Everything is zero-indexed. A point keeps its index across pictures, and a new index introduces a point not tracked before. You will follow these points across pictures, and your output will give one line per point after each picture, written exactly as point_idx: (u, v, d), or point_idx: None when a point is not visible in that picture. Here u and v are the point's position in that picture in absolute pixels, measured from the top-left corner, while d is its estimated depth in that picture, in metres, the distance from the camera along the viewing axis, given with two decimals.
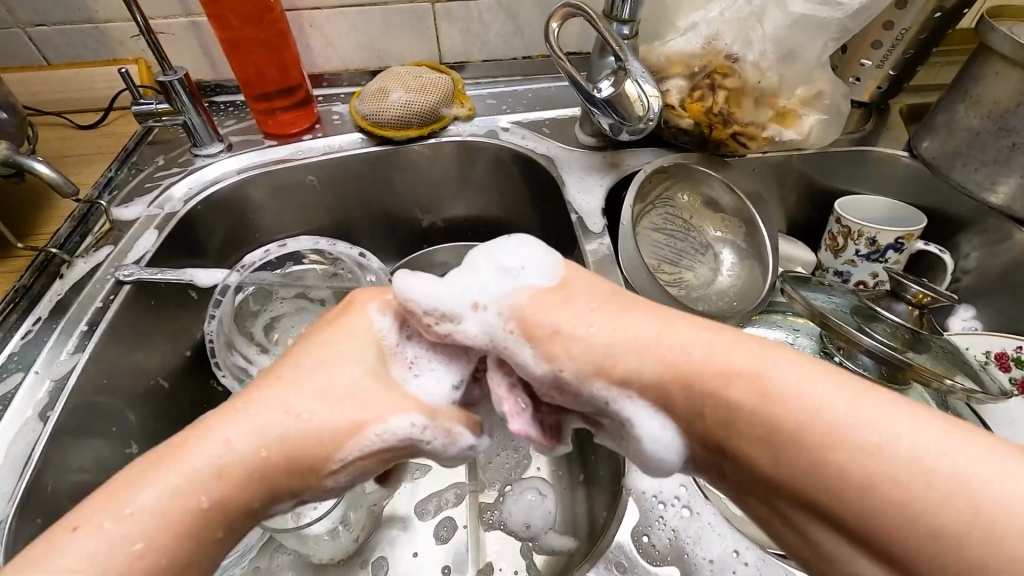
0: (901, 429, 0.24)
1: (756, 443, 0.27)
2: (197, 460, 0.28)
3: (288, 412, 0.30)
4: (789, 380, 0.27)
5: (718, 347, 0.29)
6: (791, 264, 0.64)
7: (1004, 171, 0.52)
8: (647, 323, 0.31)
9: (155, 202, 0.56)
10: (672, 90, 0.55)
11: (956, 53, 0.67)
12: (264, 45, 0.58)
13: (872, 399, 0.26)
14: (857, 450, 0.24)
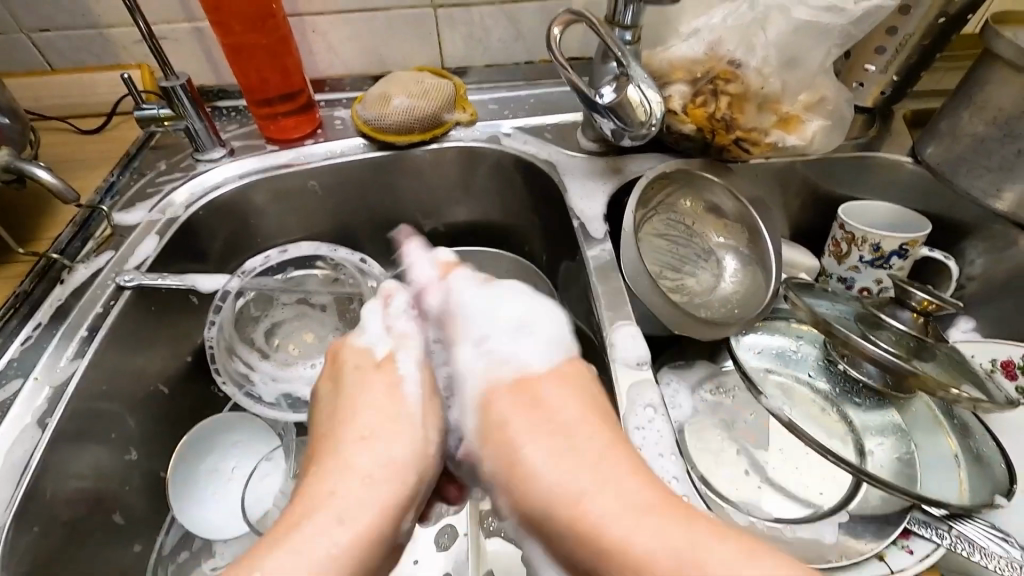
0: (709, 550, 0.30)
1: (552, 532, 0.35)
2: (345, 489, 0.36)
3: (362, 438, 0.39)
4: (631, 484, 0.34)
5: (575, 430, 0.38)
6: (794, 270, 0.63)
7: (1009, 178, 0.52)
8: (561, 426, 0.39)
9: (156, 207, 0.56)
10: (674, 95, 0.55)
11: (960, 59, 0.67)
12: (265, 51, 0.58)
13: (670, 528, 0.31)
14: (573, 508, 0.34)
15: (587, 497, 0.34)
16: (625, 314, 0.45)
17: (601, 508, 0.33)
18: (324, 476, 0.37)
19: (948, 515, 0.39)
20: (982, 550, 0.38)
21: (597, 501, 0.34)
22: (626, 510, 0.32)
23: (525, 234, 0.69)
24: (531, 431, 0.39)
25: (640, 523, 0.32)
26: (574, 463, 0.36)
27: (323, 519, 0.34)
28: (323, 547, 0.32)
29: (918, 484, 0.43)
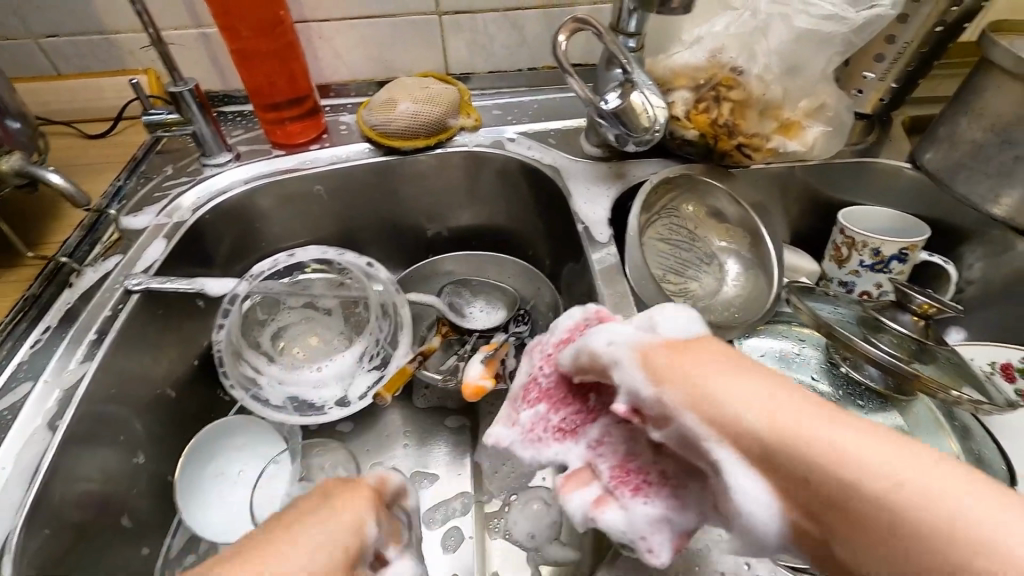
0: (966, 501, 0.21)
1: (822, 507, 0.23)
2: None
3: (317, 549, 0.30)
4: (849, 444, 0.23)
5: (756, 403, 0.26)
6: (795, 274, 0.64)
7: (1007, 183, 0.52)
8: (718, 397, 0.27)
9: (164, 210, 0.56)
10: (678, 101, 0.56)
11: (955, 66, 0.68)
12: (273, 56, 0.58)
13: (912, 458, 0.22)
14: (852, 472, 0.22)
15: (813, 442, 0.24)
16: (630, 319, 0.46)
17: (875, 457, 0.22)
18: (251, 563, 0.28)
19: None
20: None
21: (867, 458, 0.22)
22: (875, 441, 0.23)
23: (529, 238, 0.69)
24: (693, 372, 0.28)
25: (858, 438, 0.23)
26: (753, 396, 0.26)
27: None
28: None
29: None
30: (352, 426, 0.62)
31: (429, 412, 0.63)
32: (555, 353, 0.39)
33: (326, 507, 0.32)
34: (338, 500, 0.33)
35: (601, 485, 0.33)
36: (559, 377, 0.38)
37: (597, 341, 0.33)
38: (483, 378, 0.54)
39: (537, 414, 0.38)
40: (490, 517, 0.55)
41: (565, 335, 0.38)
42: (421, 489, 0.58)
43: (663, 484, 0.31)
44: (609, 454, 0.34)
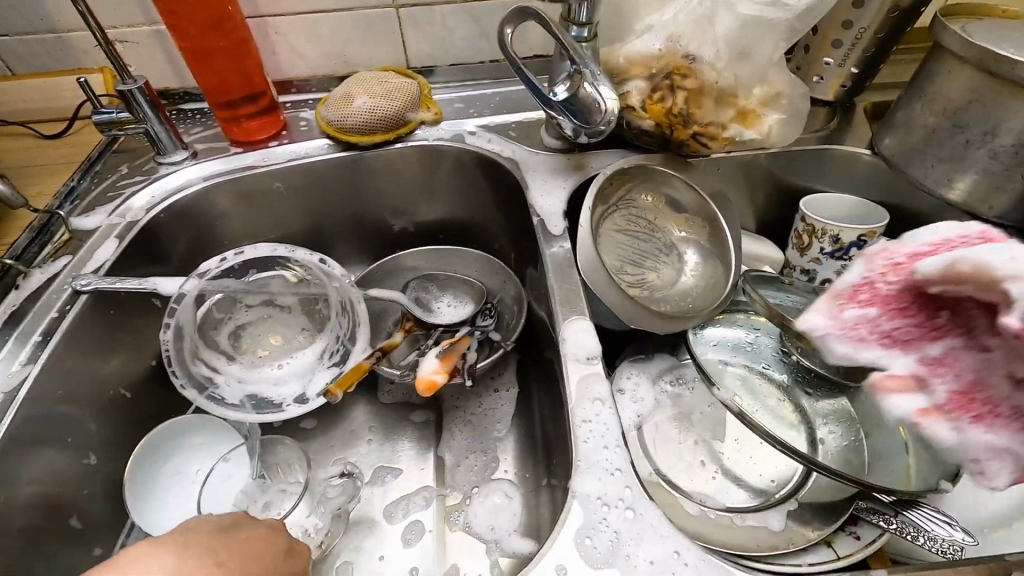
0: None
1: None
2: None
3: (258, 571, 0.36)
4: None
5: None
6: (758, 263, 0.64)
7: (959, 167, 0.52)
8: None
9: (116, 210, 0.56)
10: (632, 91, 0.56)
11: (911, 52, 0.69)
12: (225, 53, 0.57)
13: None
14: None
15: None
16: (578, 311, 0.46)
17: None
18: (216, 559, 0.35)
19: (894, 502, 0.41)
20: (927, 534, 0.39)
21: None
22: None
23: (494, 231, 0.69)
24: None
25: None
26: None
27: None
28: None
29: (867, 471, 0.43)
30: (315, 422, 0.61)
31: (394, 407, 0.63)
32: (910, 263, 0.34)
33: (287, 547, 0.39)
34: (298, 546, 0.40)
35: (932, 395, 0.31)
36: (907, 286, 0.34)
37: (992, 254, 0.29)
38: (437, 373, 0.54)
39: (866, 315, 0.35)
40: (452, 510, 0.55)
41: (932, 244, 0.34)
42: (383, 484, 0.58)
43: (1015, 417, 0.29)
44: (965, 368, 0.31)
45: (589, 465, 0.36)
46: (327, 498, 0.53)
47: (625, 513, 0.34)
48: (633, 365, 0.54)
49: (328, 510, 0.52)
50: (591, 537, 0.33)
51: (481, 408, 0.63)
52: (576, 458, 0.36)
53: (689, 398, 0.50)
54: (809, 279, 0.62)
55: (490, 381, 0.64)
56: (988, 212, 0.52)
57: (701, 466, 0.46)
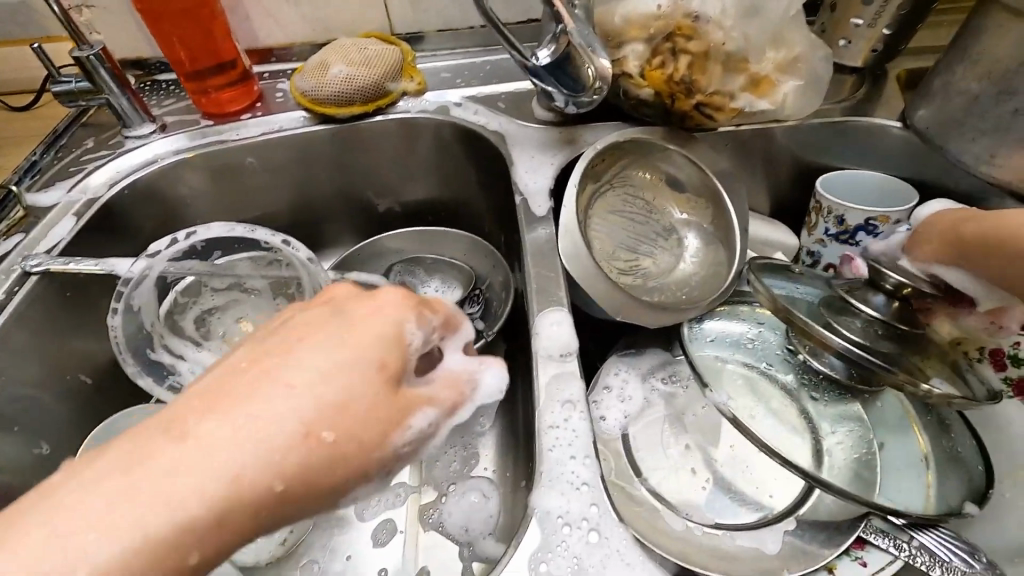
0: None
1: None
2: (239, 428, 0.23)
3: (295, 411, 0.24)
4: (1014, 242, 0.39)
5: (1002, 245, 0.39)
6: (768, 249, 0.58)
7: (1004, 142, 0.45)
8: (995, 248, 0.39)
9: (75, 187, 0.54)
10: (629, 56, 0.50)
11: (952, 12, 0.61)
12: (187, 17, 0.53)
13: None
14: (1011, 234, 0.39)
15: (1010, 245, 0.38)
16: (555, 301, 0.41)
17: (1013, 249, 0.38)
18: (207, 409, 0.24)
19: (908, 524, 0.36)
20: (944, 564, 0.34)
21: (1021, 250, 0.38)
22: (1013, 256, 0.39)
23: (483, 212, 0.65)
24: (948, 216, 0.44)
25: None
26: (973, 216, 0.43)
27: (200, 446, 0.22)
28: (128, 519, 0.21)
29: (877, 487, 0.38)
30: None
31: None
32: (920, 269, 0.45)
33: (333, 308, 0.27)
34: (344, 300, 0.28)
35: None
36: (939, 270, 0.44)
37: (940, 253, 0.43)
38: None
39: None
40: (427, 508, 0.52)
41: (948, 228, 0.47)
42: None
43: None
44: None
45: (551, 478, 0.32)
46: None
47: (585, 534, 0.30)
48: (622, 360, 0.48)
49: None
50: (545, 563, 0.29)
51: None
52: (537, 469, 0.32)
53: (682, 399, 0.46)
54: (813, 263, 0.57)
55: None
56: None
57: (690, 475, 0.41)
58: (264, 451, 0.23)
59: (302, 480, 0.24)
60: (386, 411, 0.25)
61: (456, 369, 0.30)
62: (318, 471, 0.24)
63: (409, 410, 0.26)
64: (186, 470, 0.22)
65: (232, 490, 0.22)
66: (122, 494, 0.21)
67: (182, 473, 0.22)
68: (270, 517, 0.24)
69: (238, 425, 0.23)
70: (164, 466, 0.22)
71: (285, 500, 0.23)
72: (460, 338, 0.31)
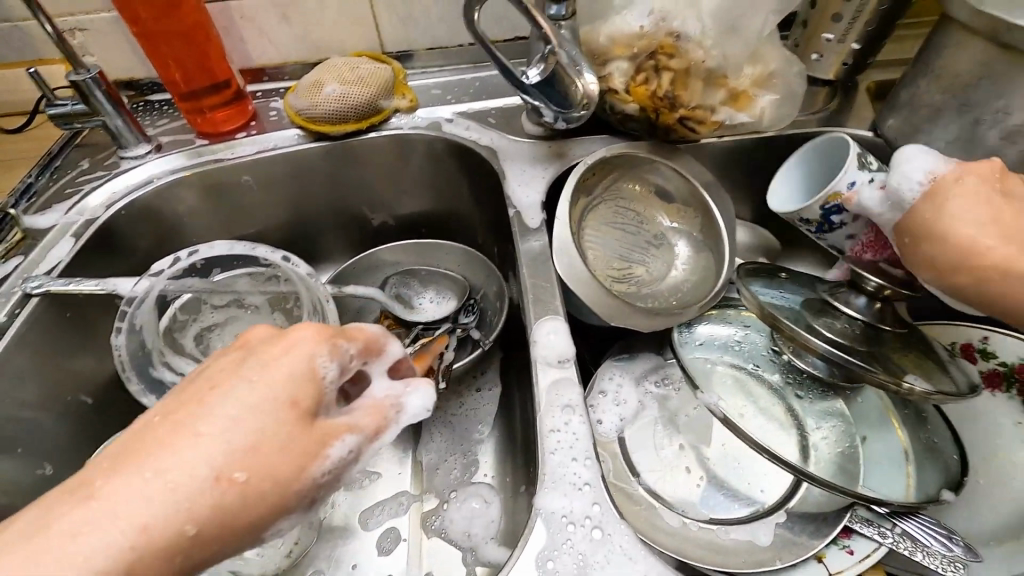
0: None
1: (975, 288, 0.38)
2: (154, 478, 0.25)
3: (205, 459, 0.26)
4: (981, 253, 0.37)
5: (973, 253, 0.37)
6: (753, 254, 0.60)
7: (969, 150, 0.48)
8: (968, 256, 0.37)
9: (73, 208, 0.54)
10: (615, 73, 0.52)
11: (916, 26, 0.65)
12: (182, 40, 0.54)
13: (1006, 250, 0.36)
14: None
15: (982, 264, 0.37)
16: (551, 310, 0.43)
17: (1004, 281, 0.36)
18: (124, 463, 0.26)
19: (890, 513, 0.38)
20: (924, 549, 0.36)
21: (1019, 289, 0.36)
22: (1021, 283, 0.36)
23: (476, 223, 0.66)
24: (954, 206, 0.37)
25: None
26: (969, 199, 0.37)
27: (116, 501, 0.25)
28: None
29: (860, 480, 0.40)
30: None
31: None
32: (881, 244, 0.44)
33: (245, 352, 0.29)
34: (255, 342, 0.30)
35: None
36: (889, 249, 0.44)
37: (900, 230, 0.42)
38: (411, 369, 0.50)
39: None
40: (429, 514, 0.53)
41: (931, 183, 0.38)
42: (360, 489, 0.54)
43: None
44: None
45: (555, 479, 0.33)
46: None
47: (590, 533, 0.32)
48: (614, 365, 0.49)
49: None
50: (552, 560, 0.31)
51: (462, 408, 0.59)
52: (541, 473, 0.34)
53: (675, 401, 0.47)
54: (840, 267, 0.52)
55: (472, 380, 0.61)
56: None
57: (685, 474, 0.43)
58: (178, 498, 0.25)
59: (220, 518, 0.26)
60: (298, 447, 0.27)
61: (383, 396, 0.32)
62: (237, 509, 0.26)
63: (329, 440, 0.28)
64: (99, 525, 0.24)
65: (147, 539, 0.25)
66: (45, 550, 0.24)
67: (99, 530, 0.24)
68: (191, 556, 0.26)
69: (153, 474, 0.25)
70: (81, 523, 0.24)
71: (206, 540, 0.26)
72: (383, 361, 0.33)
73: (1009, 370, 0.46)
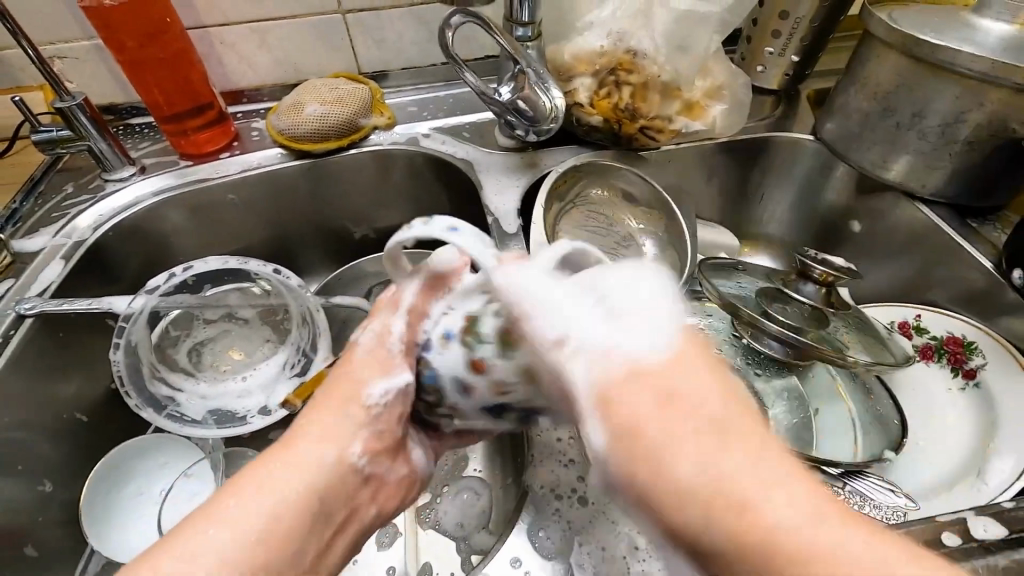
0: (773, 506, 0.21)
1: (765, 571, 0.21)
2: (309, 432, 0.32)
3: (347, 386, 0.34)
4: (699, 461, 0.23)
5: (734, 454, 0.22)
6: (713, 250, 0.65)
7: (895, 149, 0.54)
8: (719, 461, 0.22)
9: (60, 231, 0.55)
10: (579, 88, 0.57)
11: (846, 40, 0.72)
12: (165, 65, 0.56)
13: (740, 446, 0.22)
14: (738, 498, 0.21)
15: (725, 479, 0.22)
16: None
17: (815, 533, 0.20)
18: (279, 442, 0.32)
19: (842, 474, 0.43)
20: (872, 502, 0.41)
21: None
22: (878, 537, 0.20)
23: None
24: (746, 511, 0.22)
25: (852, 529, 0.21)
26: (713, 447, 0.22)
27: (291, 460, 0.30)
28: (260, 512, 0.28)
29: (815, 447, 0.46)
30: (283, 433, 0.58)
31: None
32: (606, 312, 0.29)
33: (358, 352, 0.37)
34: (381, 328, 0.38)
35: None
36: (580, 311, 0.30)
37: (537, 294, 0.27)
38: None
39: None
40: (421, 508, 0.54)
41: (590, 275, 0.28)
42: None
43: None
44: None
45: (543, 458, 0.40)
46: None
47: (575, 502, 0.38)
48: None
49: None
50: (543, 529, 0.35)
51: None
52: (530, 453, 0.41)
53: None
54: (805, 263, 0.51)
55: None
56: (924, 189, 0.54)
57: None
58: (325, 448, 0.32)
59: (342, 402, 0.34)
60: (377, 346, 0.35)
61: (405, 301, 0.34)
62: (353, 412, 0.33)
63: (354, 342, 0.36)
64: (279, 472, 0.30)
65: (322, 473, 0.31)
66: (252, 501, 0.28)
67: (295, 467, 0.30)
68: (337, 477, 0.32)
69: (310, 437, 0.32)
70: (266, 477, 0.30)
71: (345, 433, 0.32)
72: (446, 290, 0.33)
73: (940, 343, 0.52)
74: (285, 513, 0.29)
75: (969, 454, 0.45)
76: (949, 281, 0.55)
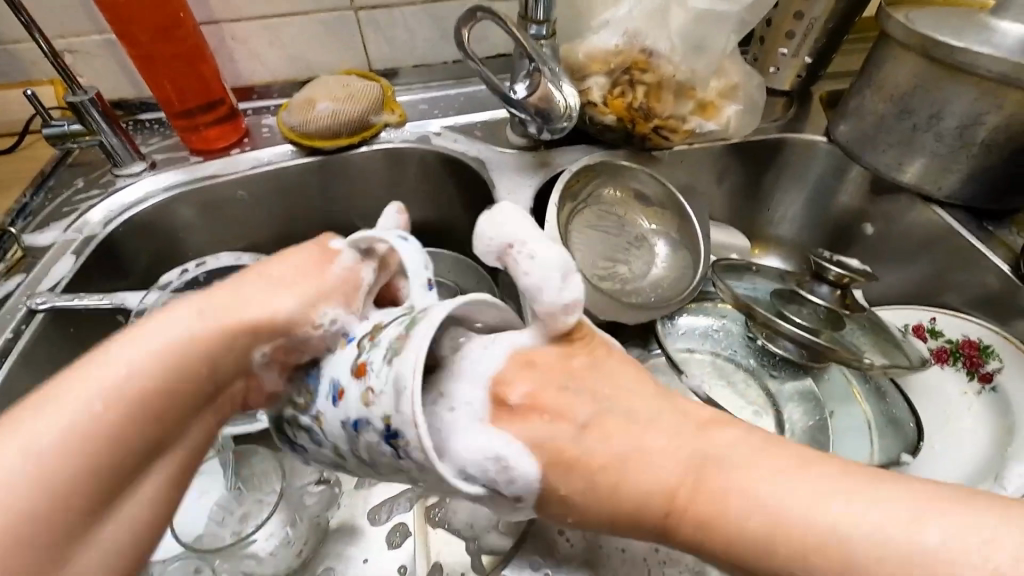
0: (765, 488, 0.28)
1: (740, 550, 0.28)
2: (212, 299, 0.33)
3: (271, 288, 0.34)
4: (660, 464, 0.29)
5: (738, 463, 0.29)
6: (724, 251, 0.65)
7: (910, 152, 0.53)
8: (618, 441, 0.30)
9: (71, 226, 0.55)
10: (593, 88, 0.56)
11: (857, 41, 0.72)
12: (177, 60, 0.56)
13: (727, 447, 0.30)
14: (747, 511, 0.27)
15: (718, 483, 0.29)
16: None
17: (821, 508, 0.26)
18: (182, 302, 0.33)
19: None
20: None
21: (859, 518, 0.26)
22: (813, 479, 0.27)
23: (464, 230, 0.69)
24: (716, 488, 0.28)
25: (789, 480, 0.28)
26: (659, 448, 0.30)
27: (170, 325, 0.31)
28: (117, 368, 0.29)
29: (831, 450, 0.46)
30: None
31: None
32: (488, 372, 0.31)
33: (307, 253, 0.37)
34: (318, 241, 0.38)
35: None
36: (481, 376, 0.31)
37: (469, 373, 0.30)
38: None
39: None
40: (431, 506, 0.54)
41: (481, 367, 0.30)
42: (366, 488, 0.56)
43: None
44: None
45: None
46: (303, 505, 0.52)
47: None
48: None
49: (306, 517, 0.51)
50: None
51: None
52: None
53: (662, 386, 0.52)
54: (823, 258, 0.50)
55: None
56: (939, 192, 0.54)
57: None
58: (215, 325, 0.32)
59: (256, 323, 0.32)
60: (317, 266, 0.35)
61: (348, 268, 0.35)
62: (285, 315, 0.32)
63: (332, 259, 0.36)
64: (149, 341, 0.30)
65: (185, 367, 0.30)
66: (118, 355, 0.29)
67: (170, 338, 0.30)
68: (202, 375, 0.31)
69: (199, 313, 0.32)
70: (145, 333, 0.30)
71: (247, 333, 0.32)
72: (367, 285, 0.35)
73: (956, 346, 0.51)
74: (140, 383, 0.29)
75: (987, 457, 0.45)
76: (963, 283, 0.55)
